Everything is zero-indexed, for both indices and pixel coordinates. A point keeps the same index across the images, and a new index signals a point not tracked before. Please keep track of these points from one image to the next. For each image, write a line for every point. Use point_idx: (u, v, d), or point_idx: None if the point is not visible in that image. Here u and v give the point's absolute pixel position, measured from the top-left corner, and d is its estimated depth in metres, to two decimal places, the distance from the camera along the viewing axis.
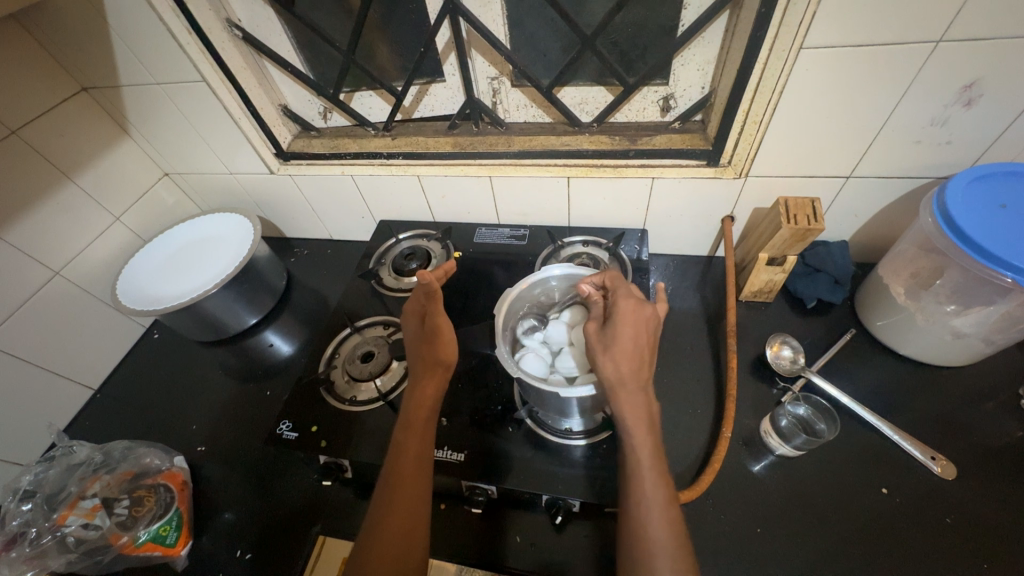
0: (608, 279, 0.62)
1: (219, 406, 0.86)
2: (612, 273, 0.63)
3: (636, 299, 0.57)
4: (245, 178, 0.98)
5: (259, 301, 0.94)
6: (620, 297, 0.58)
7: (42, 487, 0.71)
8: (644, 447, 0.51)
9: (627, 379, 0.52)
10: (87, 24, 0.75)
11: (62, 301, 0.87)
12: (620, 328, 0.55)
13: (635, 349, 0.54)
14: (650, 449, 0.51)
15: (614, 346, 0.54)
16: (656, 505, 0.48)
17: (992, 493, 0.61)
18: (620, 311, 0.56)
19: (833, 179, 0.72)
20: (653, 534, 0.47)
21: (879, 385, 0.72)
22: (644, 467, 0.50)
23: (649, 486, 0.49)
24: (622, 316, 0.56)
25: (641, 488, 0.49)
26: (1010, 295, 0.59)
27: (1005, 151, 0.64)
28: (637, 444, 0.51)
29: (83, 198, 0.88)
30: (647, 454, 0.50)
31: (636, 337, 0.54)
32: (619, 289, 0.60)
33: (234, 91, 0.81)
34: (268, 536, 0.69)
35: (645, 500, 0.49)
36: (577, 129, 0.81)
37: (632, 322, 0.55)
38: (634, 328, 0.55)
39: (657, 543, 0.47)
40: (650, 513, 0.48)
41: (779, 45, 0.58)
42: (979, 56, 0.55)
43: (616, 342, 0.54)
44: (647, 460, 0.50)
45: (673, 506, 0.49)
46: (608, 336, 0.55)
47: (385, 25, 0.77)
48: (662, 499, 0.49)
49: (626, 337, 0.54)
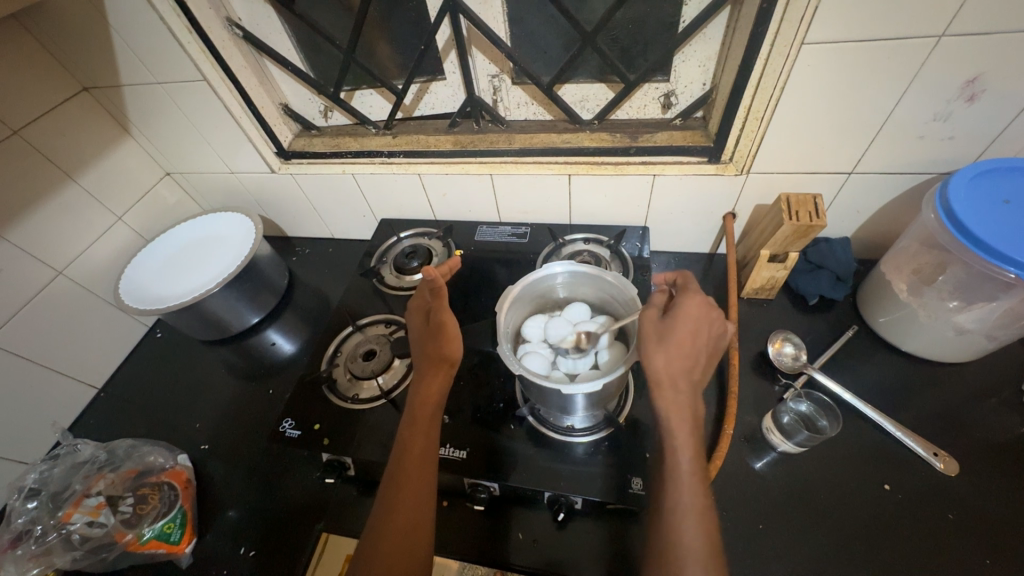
0: (680, 276, 0.62)
1: (222, 404, 0.86)
2: (685, 273, 0.62)
3: (702, 298, 0.56)
4: (247, 177, 0.98)
5: (261, 299, 0.95)
6: (687, 293, 0.57)
7: (46, 485, 0.72)
8: (684, 448, 0.50)
9: (670, 375, 0.52)
10: (88, 24, 0.75)
11: (66, 300, 0.88)
12: (678, 322, 0.54)
13: (689, 346, 0.53)
14: (691, 452, 0.50)
15: (669, 337, 0.53)
16: (691, 508, 0.48)
17: (994, 490, 0.60)
18: (685, 306, 0.55)
19: (835, 175, 0.72)
20: (687, 540, 0.46)
21: (882, 382, 0.72)
22: (682, 470, 0.49)
23: (686, 491, 0.48)
24: (685, 312, 0.55)
25: (677, 492, 0.49)
26: (1013, 291, 0.59)
27: (1008, 146, 0.64)
28: (677, 448, 0.50)
29: (85, 198, 0.88)
30: (687, 458, 0.50)
31: (693, 334, 0.54)
32: (691, 284, 0.59)
33: (235, 91, 0.82)
34: (273, 533, 0.69)
35: (679, 502, 0.48)
36: (579, 126, 0.81)
37: (691, 318, 0.55)
38: (693, 326, 0.54)
39: (691, 548, 0.46)
40: (685, 517, 0.48)
41: (780, 41, 0.58)
42: (982, 52, 0.54)
43: (671, 335, 0.53)
44: (688, 465, 0.50)
45: (708, 512, 0.48)
46: (665, 327, 0.54)
47: (386, 24, 0.77)
48: (697, 505, 0.48)
49: (681, 332, 0.54)
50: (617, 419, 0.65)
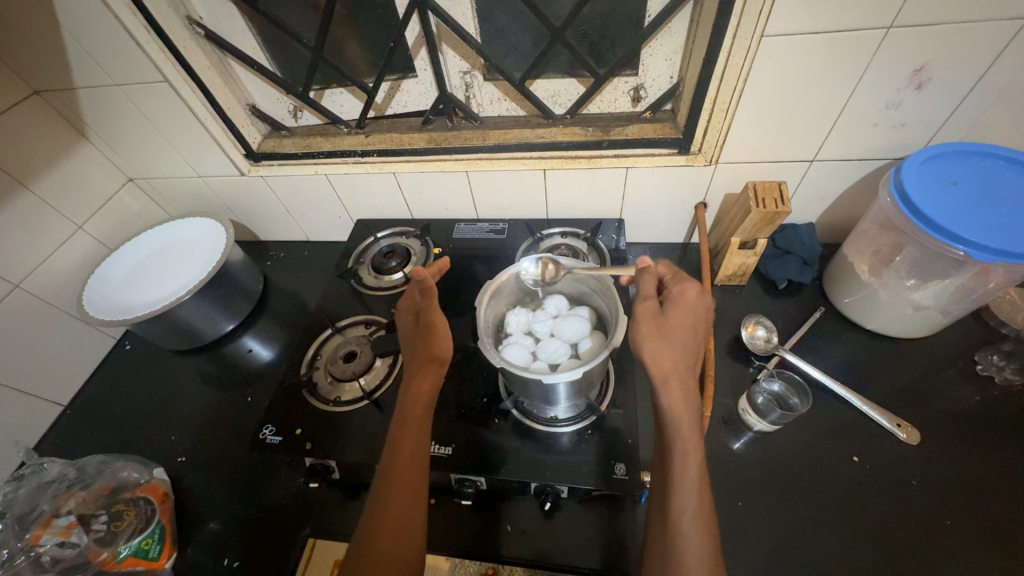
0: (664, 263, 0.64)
1: (198, 414, 0.84)
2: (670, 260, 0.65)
3: (699, 286, 0.59)
4: (215, 180, 0.95)
5: (235, 306, 0.92)
6: (681, 281, 0.60)
7: (12, 507, 0.68)
8: (692, 457, 0.51)
9: (676, 370, 0.54)
10: (35, 23, 0.71)
11: (24, 314, 0.84)
12: (677, 314, 0.57)
13: (689, 339, 0.56)
14: (699, 458, 0.51)
15: (670, 330, 0.56)
16: (694, 517, 0.49)
17: (953, 455, 0.64)
18: (684, 297, 0.58)
19: (798, 163, 0.75)
20: (687, 545, 0.48)
21: (849, 360, 0.75)
22: (688, 479, 0.50)
23: (691, 496, 0.50)
24: (683, 303, 0.57)
25: (683, 496, 0.50)
26: (963, 267, 0.62)
27: (954, 131, 0.68)
28: (685, 452, 0.51)
29: (41, 207, 0.84)
30: (695, 464, 0.51)
31: (691, 326, 0.57)
32: (680, 272, 0.61)
33: (199, 92, 0.80)
34: (256, 541, 0.68)
35: (680, 508, 0.49)
36: (551, 121, 0.82)
37: (689, 308, 0.57)
38: (690, 318, 0.57)
39: (689, 546, 0.48)
40: (686, 522, 0.49)
41: (741, 34, 0.59)
42: (927, 42, 0.57)
43: (671, 329, 0.56)
44: (695, 472, 0.50)
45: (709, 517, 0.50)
46: (664, 320, 0.56)
47: (353, 21, 0.76)
48: (701, 510, 0.49)
49: (680, 324, 0.56)
50: (600, 407, 0.65)
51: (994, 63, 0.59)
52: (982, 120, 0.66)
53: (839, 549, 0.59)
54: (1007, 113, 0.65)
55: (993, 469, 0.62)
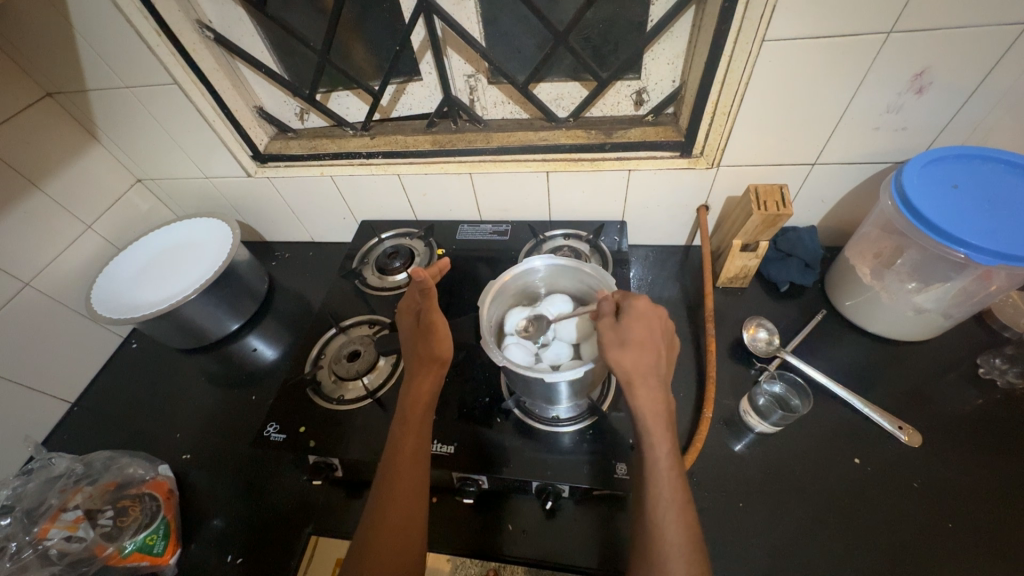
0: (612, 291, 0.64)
1: (204, 412, 0.85)
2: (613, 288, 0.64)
3: (649, 298, 0.57)
4: (222, 182, 0.97)
5: (240, 305, 0.93)
6: (631, 295, 0.59)
7: (20, 501, 0.69)
8: (661, 449, 0.52)
9: (641, 372, 0.54)
10: (49, 27, 0.73)
11: (33, 312, 0.85)
12: (632, 324, 0.56)
13: (649, 344, 0.55)
14: (667, 449, 0.52)
15: (627, 338, 0.55)
16: (672, 505, 0.50)
17: (954, 458, 0.64)
18: (635, 310, 0.57)
19: (800, 167, 0.75)
20: (669, 535, 0.48)
21: (851, 363, 0.75)
22: (661, 470, 0.51)
23: (665, 487, 0.50)
24: (636, 315, 0.56)
25: (658, 490, 0.50)
26: (964, 270, 0.62)
27: (956, 135, 0.68)
28: (655, 446, 0.52)
29: (52, 207, 0.86)
30: (665, 454, 0.52)
31: (651, 331, 0.56)
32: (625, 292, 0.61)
33: (207, 95, 0.81)
34: (260, 538, 0.69)
35: (661, 500, 0.50)
36: (554, 124, 0.83)
37: (646, 318, 0.56)
38: (645, 326, 0.56)
39: (670, 541, 0.48)
40: (666, 513, 0.49)
41: (743, 39, 0.60)
42: (926, 48, 0.58)
43: (630, 338, 0.55)
44: (665, 462, 0.51)
45: (687, 506, 0.50)
46: (620, 330, 0.56)
47: (360, 25, 0.77)
48: (676, 499, 0.50)
49: (638, 331, 0.56)
50: (600, 407, 0.66)
51: (994, 68, 0.59)
52: (983, 125, 0.66)
53: (839, 551, 0.59)
54: (1007, 118, 0.65)
55: (994, 472, 0.62)
